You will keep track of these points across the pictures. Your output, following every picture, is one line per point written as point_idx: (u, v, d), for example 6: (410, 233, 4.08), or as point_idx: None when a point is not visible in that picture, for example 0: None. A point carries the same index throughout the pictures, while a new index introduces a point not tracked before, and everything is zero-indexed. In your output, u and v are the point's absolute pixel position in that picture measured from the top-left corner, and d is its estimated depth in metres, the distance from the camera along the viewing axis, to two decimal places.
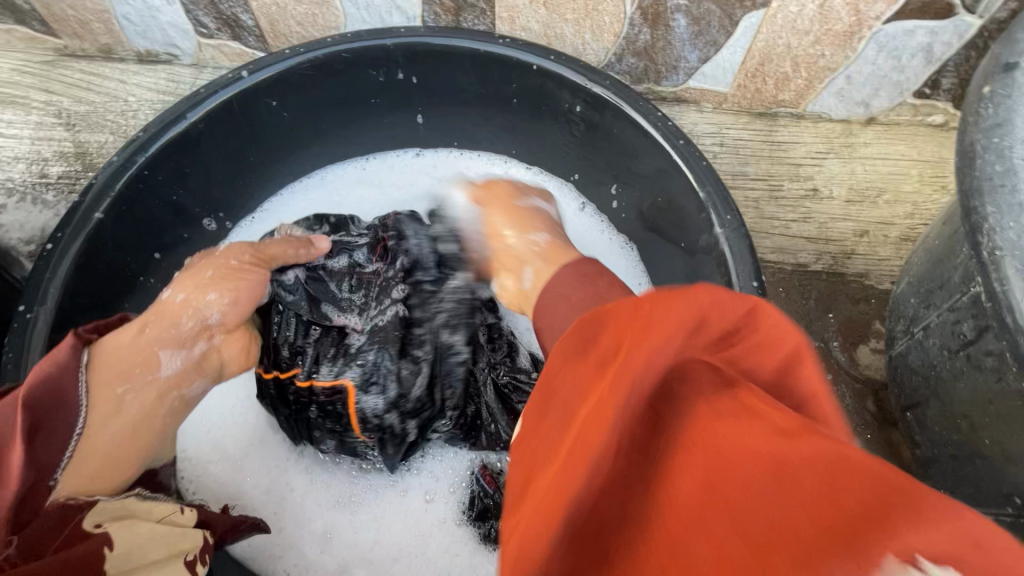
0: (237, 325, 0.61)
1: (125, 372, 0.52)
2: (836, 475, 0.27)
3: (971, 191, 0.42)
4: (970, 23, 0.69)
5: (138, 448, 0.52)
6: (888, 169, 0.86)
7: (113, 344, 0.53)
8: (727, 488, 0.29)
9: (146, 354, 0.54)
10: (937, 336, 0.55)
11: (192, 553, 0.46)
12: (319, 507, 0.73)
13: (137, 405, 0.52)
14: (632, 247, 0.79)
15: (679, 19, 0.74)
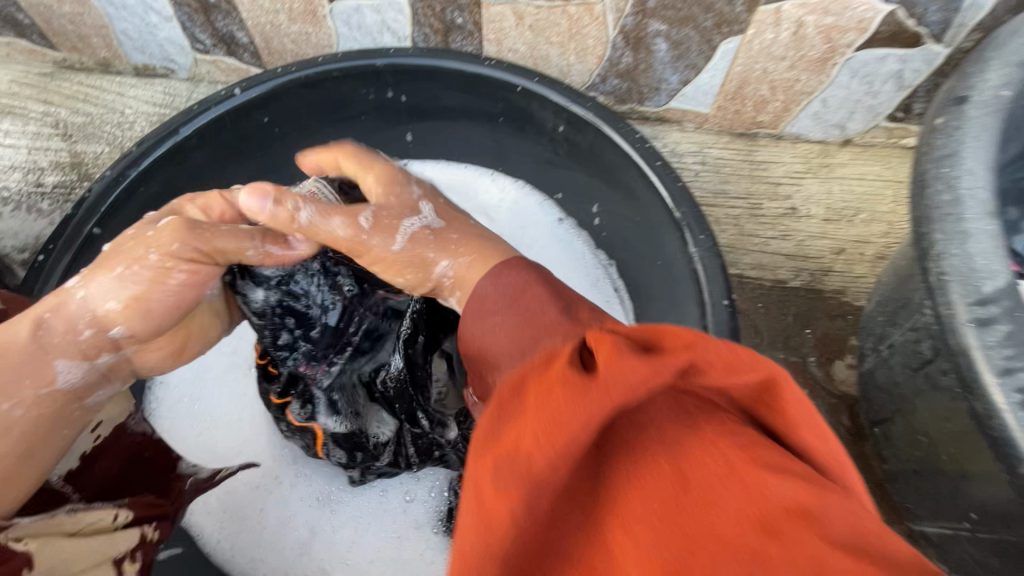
0: (153, 335, 0.55)
1: (6, 385, 0.47)
2: (798, 531, 0.27)
3: (921, 218, 0.44)
4: (937, 52, 0.72)
5: (35, 465, 0.49)
6: (865, 189, 0.89)
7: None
8: (687, 536, 0.28)
9: (37, 366, 0.49)
10: (900, 355, 0.57)
11: (120, 554, 0.50)
12: (301, 509, 0.74)
13: (29, 422, 0.48)
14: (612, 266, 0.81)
15: (660, 43, 0.77)
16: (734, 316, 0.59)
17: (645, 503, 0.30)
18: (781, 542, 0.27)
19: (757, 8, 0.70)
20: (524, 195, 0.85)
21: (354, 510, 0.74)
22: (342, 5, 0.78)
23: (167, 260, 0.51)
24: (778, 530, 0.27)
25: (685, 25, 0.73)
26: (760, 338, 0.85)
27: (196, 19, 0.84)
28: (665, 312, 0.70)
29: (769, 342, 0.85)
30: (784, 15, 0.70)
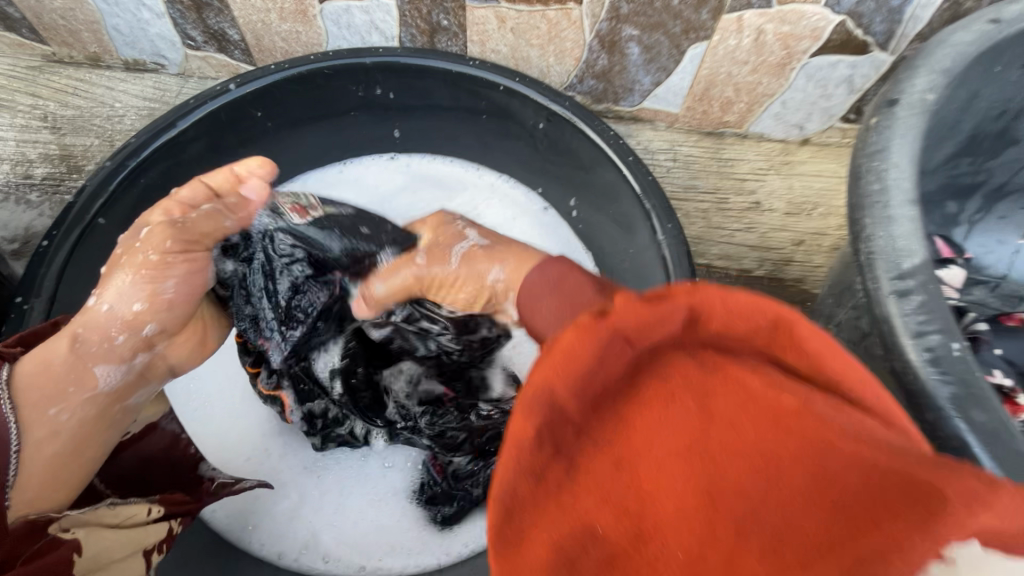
0: (178, 328, 0.60)
1: (51, 393, 0.53)
2: (819, 424, 0.28)
3: (855, 205, 0.50)
4: (883, 59, 0.79)
5: (82, 459, 0.56)
6: (822, 185, 0.96)
7: (39, 365, 0.54)
8: (711, 447, 0.29)
9: (80, 373, 0.55)
10: (846, 331, 0.63)
11: (151, 544, 0.57)
12: (293, 472, 0.79)
13: (76, 423, 0.55)
14: (588, 253, 0.86)
15: (633, 47, 0.82)
16: None
17: (671, 426, 0.30)
18: (795, 437, 0.28)
19: (721, 16, 0.75)
20: (506, 188, 0.90)
21: (341, 476, 0.79)
22: (332, 5, 0.82)
23: (164, 258, 0.56)
24: (795, 427, 0.28)
25: (656, 30, 0.79)
26: None
27: (188, 16, 0.87)
28: None
29: None
30: (745, 23, 0.76)
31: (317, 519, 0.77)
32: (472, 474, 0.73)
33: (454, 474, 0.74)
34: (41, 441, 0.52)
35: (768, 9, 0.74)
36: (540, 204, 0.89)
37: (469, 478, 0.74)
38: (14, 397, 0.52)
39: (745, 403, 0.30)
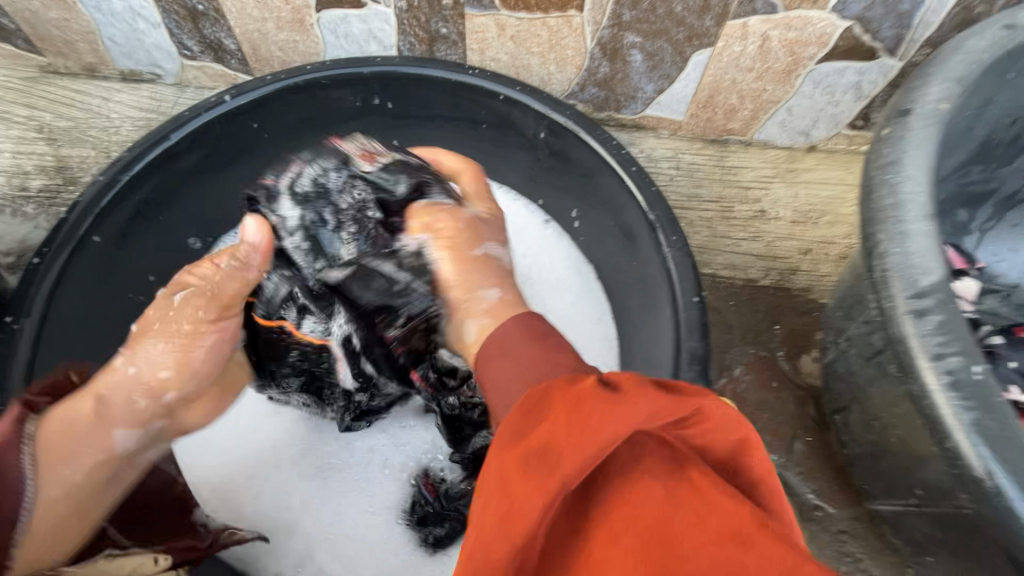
0: (198, 394, 0.64)
1: (69, 452, 0.54)
2: (764, 536, 0.34)
3: (867, 219, 0.49)
4: (891, 65, 0.77)
5: (83, 521, 0.55)
6: (828, 193, 0.94)
7: (63, 414, 0.56)
8: (665, 536, 0.35)
9: (99, 436, 0.57)
10: (857, 346, 0.62)
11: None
12: (298, 482, 0.77)
13: (87, 482, 0.56)
14: (591, 267, 0.84)
15: (635, 54, 0.81)
16: (705, 312, 0.63)
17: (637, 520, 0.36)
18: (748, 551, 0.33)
19: (725, 22, 0.74)
20: (508, 201, 0.87)
21: (342, 486, 0.77)
22: (329, 14, 0.81)
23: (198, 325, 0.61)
24: (745, 540, 0.33)
25: (658, 37, 0.77)
26: (732, 334, 0.90)
27: (184, 26, 0.86)
28: (640, 309, 0.74)
29: (741, 338, 0.90)
30: (750, 29, 0.75)
31: (315, 532, 0.75)
32: (466, 493, 0.74)
33: (447, 493, 0.74)
34: (54, 499, 0.52)
35: (773, 15, 0.72)
36: (542, 218, 0.87)
37: (462, 497, 0.74)
38: (31, 449, 0.52)
39: (699, 507, 0.35)
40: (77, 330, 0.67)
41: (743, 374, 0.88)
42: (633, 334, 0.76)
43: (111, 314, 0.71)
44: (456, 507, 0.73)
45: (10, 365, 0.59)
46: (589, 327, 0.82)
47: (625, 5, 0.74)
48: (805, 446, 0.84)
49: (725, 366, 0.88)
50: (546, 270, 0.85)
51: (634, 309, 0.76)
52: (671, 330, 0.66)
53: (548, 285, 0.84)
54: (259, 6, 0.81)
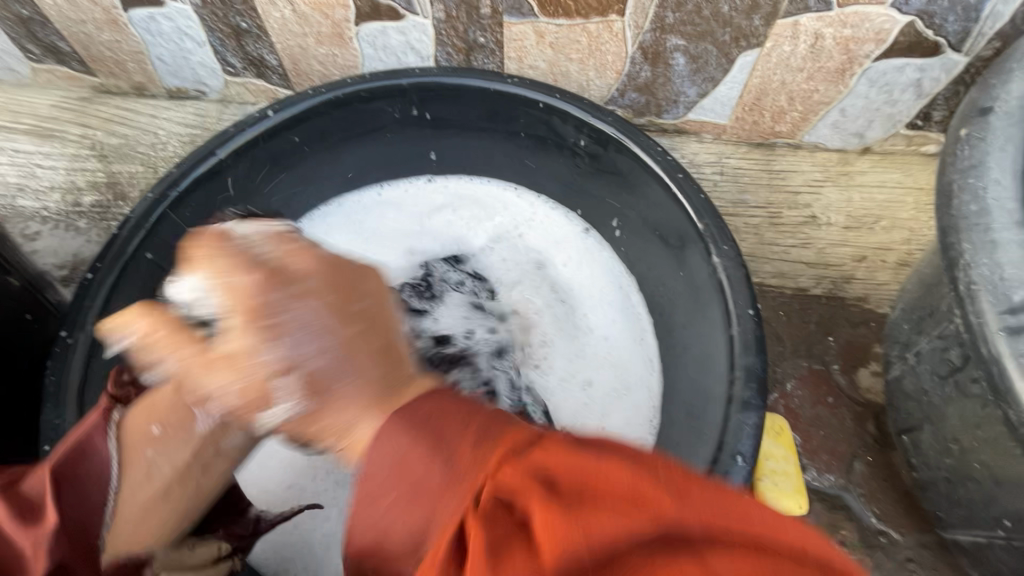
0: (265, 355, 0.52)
1: (149, 434, 0.55)
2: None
3: (948, 228, 0.46)
4: (956, 60, 0.73)
5: (176, 505, 0.56)
6: (885, 197, 0.89)
7: (152, 395, 0.56)
8: None
9: (181, 412, 0.55)
10: (929, 363, 0.58)
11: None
12: (335, 493, 0.77)
13: (167, 464, 0.55)
14: (632, 279, 0.82)
15: (678, 58, 0.78)
16: (761, 326, 0.61)
17: None
18: None
19: (775, 21, 0.71)
20: (548, 210, 0.87)
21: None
22: (368, 27, 0.81)
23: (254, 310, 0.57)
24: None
25: (703, 39, 0.75)
26: (783, 346, 0.85)
27: (228, 44, 0.88)
28: (687, 322, 0.71)
29: (792, 350, 0.86)
30: (802, 28, 0.71)
31: None
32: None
33: None
34: (135, 484, 0.54)
35: (827, 12, 0.69)
36: (582, 227, 0.85)
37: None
38: (117, 434, 0.54)
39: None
40: None
41: (795, 389, 0.84)
42: (681, 348, 0.73)
43: None
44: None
45: (63, 379, 0.60)
46: (633, 344, 0.80)
47: (669, 8, 0.71)
48: (865, 466, 0.80)
49: (776, 380, 0.84)
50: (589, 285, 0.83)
51: (679, 322, 0.73)
52: (723, 344, 0.63)
53: (590, 300, 0.83)
54: (301, 22, 0.82)
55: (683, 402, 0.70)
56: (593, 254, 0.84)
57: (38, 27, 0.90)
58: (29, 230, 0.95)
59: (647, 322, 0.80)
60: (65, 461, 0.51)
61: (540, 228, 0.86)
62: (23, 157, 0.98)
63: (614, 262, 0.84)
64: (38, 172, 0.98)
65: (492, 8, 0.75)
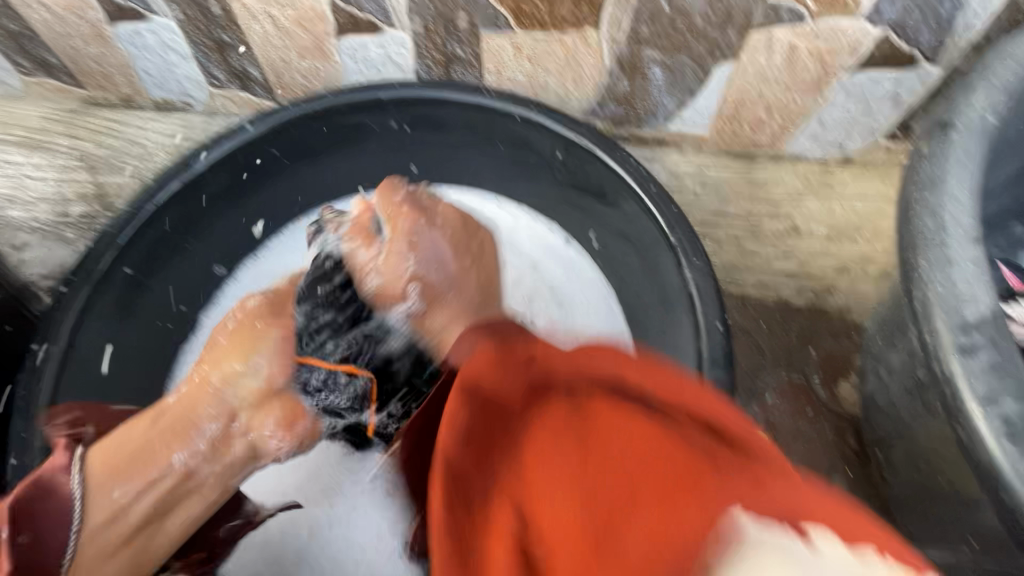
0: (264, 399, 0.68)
1: (113, 473, 0.58)
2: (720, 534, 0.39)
3: (906, 244, 0.46)
4: (932, 72, 0.73)
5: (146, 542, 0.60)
6: (866, 207, 0.89)
7: (118, 437, 0.61)
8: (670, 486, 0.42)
9: (157, 449, 0.61)
10: (898, 377, 0.58)
11: None
12: (302, 502, 0.78)
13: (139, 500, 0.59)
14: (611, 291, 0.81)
15: (655, 70, 0.79)
16: (730, 340, 0.61)
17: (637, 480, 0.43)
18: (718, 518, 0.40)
19: (749, 33, 0.71)
20: (529, 219, 0.85)
21: (370, 514, 0.77)
22: (348, 41, 0.82)
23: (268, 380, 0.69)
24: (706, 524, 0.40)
25: (679, 51, 0.75)
26: (763, 357, 0.85)
27: (212, 57, 0.89)
28: (660, 334, 0.71)
29: (772, 361, 0.85)
30: (776, 40, 0.72)
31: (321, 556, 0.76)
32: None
33: None
34: (98, 523, 0.56)
35: (800, 25, 0.69)
36: (562, 237, 0.84)
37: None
38: (81, 473, 0.57)
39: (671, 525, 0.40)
40: (101, 358, 0.69)
41: (776, 401, 0.83)
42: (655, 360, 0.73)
43: (141, 343, 0.74)
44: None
45: (33, 392, 0.62)
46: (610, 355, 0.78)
47: (643, 21, 0.72)
48: (845, 479, 0.79)
49: (756, 392, 0.83)
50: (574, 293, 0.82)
51: (655, 333, 0.73)
52: (693, 358, 0.63)
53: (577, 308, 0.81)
54: (282, 35, 0.83)
55: None
56: (578, 264, 0.83)
57: (27, 41, 0.91)
58: (18, 241, 0.96)
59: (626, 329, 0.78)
60: (30, 500, 0.53)
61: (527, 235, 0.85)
62: (14, 169, 1.00)
63: (595, 272, 0.83)
64: (29, 183, 0.99)
65: (468, 22, 0.76)
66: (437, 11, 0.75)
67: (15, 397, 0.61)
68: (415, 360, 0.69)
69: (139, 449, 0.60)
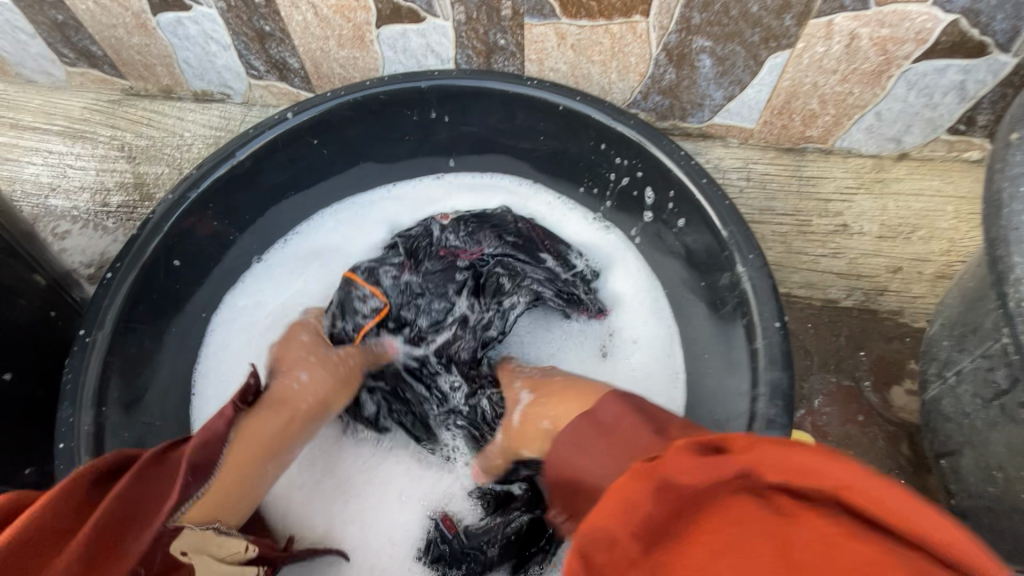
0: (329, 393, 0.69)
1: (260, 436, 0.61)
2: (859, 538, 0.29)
3: (997, 240, 0.44)
4: (1004, 62, 0.69)
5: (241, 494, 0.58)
6: (922, 205, 0.85)
7: (261, 415, 0.63)
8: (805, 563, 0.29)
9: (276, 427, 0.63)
10: (970, 384, 0.58)
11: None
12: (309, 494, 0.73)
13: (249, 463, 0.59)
14: (656, 284, 0.78)
15: (704, 60, 0.76)
16: (788, 340, 0.58)
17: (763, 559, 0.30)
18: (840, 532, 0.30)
19: (808, 21, 0.68)
20: (566, 210, 0.84)
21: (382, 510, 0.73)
22: (389, 30, 0.81)
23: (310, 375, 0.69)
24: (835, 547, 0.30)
25: (731, 40, 0.72)
26: (811, 360, 0.82)
27: (252, 47, 0.89)
28: (709, 335, 0.69)
29: (820, 364, 0.82)
30: (836, 28, 0.68)
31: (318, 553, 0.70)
32: (489, 530, 0.70)
33: (467, 530, 0.71)
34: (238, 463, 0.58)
35: (864, 12, 0.66)
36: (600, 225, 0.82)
37: (485, 534, 0.70)
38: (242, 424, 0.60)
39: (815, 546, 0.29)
40: (144, 345, 0.68)
41: (824, 406, 0.80)
42: (699, 363, 0.71)
43: (181, 330, 0.73)
44: (482, 546, 0.69)
45: (80, 377, 0.60)
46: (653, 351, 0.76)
47: (695, 8, 0.69)
48: None
49: (803, 396, 0.80)
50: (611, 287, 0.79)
51: (703, 332, 0.71)
52: (748, 359, 0.60)
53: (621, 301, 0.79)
54: (323, 25, 0.82)
55: (706, 417, 0.68)
56: (622, 256, 0.80)
57: (72, 31, 0.92)
58: (59, 229, 0.98)
59: (675, 328, 0.76)
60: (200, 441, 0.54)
61: (563, 227, 0.83)
62: (56, 158, 1.01)
63: (641, 267, 0.80)
64: (70, 173, 1.00)
65: (513, 10, 0.74)
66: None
67: (63, 382, 0.59)
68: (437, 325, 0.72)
69: (279, 438, 0.63)
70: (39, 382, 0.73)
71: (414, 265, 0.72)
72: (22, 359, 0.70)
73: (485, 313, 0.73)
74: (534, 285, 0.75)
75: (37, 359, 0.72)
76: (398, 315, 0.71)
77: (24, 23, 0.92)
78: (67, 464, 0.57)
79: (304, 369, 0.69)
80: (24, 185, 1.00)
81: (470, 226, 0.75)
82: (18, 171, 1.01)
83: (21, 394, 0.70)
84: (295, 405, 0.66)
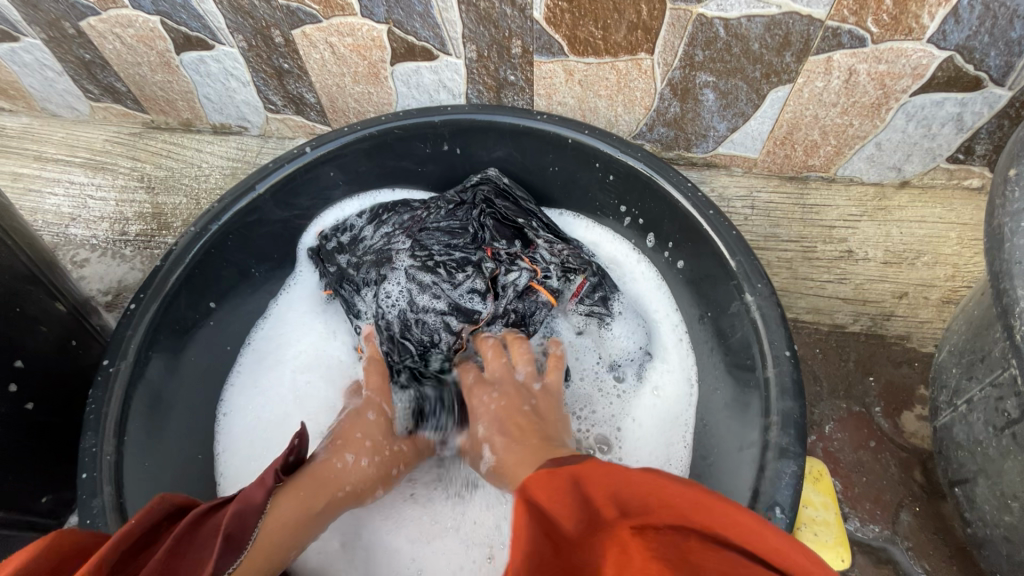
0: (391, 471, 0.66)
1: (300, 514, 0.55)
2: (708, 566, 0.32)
3: (1001, 273, 0.47)
4: (999, 95, 0.71)
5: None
6: (926, 232, 0.87)
7: (305, 483, 0.58)
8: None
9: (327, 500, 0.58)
10: (981, 412, 0.60)
11: None
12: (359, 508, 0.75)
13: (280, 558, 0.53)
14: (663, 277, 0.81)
15: (708, 94, 0.78)
16: (799, 368, 0.59)
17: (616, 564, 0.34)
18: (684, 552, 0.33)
19: (807, 58, 0.71)
20: (571, 225, 0.86)
21: (392, 519, 0.75)
22: (403, 67, 0.84)
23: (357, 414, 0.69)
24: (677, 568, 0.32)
25: (733, 76, 0.75)
26: (820, 386, 0.82)
27: (271, 83, 0.92)
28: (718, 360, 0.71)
29: (830, 391, 0.82)
30: (835, 64, 0.71)
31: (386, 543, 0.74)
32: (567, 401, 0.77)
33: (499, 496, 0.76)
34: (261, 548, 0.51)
35: (861, 49, 0.68)
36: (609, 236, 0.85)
37: None
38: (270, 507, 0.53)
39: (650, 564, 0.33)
40: (163, 375, 0.69)
41: (835, 431, 0.80)
42: (710, 391, 0.73)
43: (200, 358, 0.75)
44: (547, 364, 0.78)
45: (103, 409, 0.60)
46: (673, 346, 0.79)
47: (698, 46, 0.72)
48: (912, 517, 0.75)
49: (813, 422, 0.80)
50: (624, 277, 0.83)
51: (711, 347, 0.73)
52: (759, 387, 0.61)
53: (631, 284, 0.82)
54: (339, 62, 0.85)
55: (716, 444, 0.69)
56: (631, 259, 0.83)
57: (98, 69, 0.96)
58: (78, 257, 1.00)
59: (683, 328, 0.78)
60: (233, 525, 0.48)
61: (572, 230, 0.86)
62: (77, 189, 1.04)
63: (653, 271, 0.82)
64: (90, 204, 1.03)
65: (522, 48, 0.77)
66: (492, 39, 0.77)
67: (86, 413, 0.59)
68: (387, 238, 0.78)
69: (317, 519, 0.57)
70: (55, 410, 0.74)
71: (366, 223, 0.81)
72: (42, 386, 0.72)
73: (437, 218, 0.79)
74: (467, 223, 0.78)
75: (55, 386, 0.74)
76: (350, 227, 0.81)
77: (53, 62, 0.96)
78: (89, 495, 0.57)
79: (352, 450, 0.63)
80: (45, 215, 1.03)
81: (386, 217, 0.81)
82: (40, 202, 1.03)
83: (40, 422, 0.72)
84: (335, 486, 0.60)
